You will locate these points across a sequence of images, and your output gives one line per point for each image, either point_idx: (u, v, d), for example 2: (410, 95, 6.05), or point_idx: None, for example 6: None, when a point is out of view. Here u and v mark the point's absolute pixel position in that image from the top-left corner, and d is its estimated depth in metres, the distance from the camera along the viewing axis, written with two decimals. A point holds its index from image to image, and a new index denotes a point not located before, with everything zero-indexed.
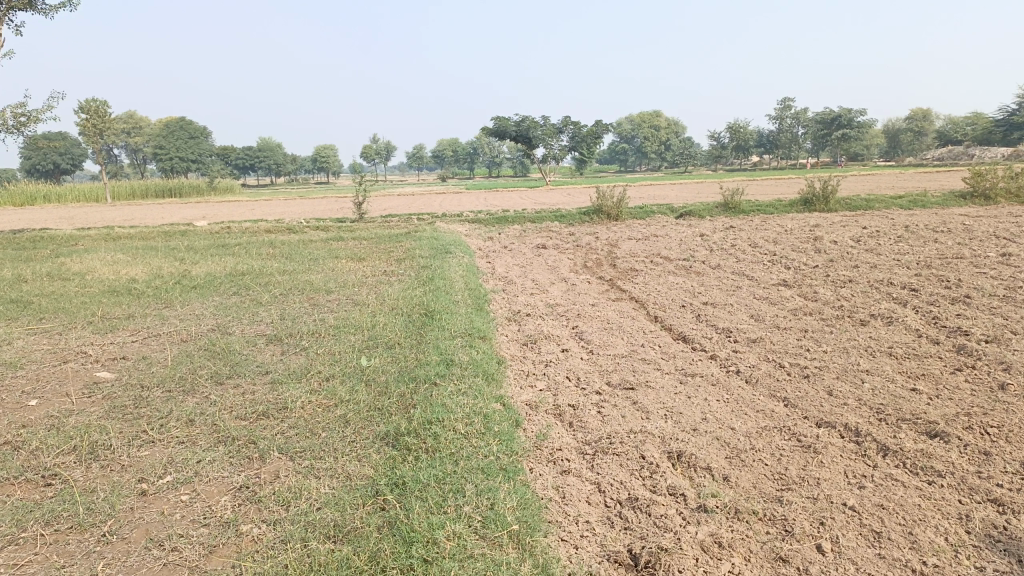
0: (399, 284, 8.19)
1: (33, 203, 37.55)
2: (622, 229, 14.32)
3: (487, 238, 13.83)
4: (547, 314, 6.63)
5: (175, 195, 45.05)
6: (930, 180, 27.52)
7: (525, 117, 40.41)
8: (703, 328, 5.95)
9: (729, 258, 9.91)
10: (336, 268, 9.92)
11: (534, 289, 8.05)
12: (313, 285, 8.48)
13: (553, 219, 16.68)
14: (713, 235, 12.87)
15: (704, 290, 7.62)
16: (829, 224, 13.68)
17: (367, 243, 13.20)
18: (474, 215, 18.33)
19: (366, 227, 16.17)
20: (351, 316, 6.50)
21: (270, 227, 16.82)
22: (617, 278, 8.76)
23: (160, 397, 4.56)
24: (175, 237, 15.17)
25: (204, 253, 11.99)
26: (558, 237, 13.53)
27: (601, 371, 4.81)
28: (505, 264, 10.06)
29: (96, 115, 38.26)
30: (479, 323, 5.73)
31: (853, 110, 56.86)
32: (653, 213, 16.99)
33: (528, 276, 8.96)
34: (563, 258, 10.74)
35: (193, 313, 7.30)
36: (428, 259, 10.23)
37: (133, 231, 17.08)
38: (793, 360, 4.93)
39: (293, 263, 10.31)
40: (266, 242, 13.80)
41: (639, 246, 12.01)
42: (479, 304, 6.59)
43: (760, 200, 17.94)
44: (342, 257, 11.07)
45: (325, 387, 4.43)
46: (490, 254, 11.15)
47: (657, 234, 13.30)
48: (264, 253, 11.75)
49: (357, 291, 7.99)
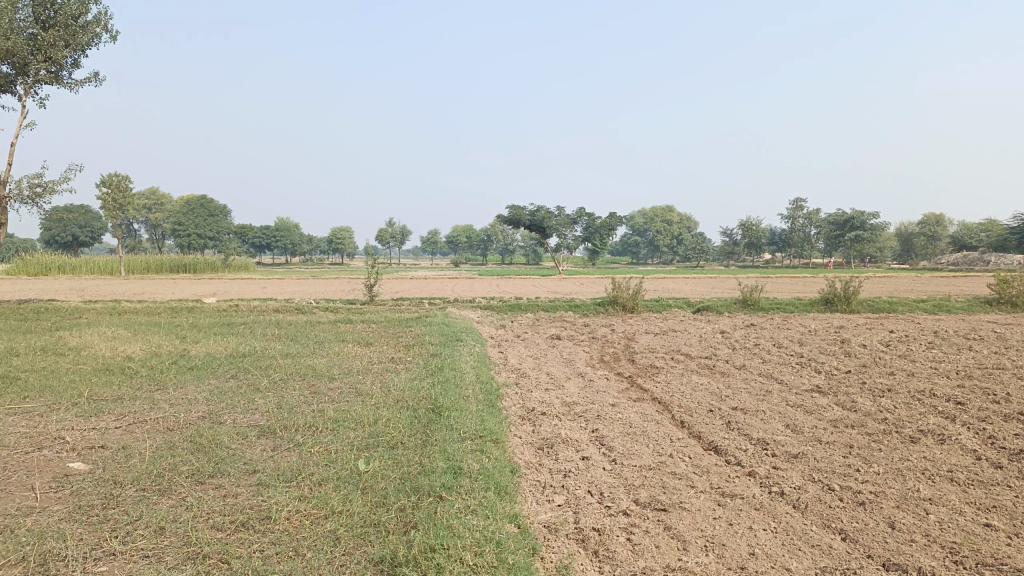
0: (407, 373, 7.74)
1: (46, 274, 37.70)
2: (639, 322, 13.91)
3: (500, 326, 13.43)
4: (564, 414, 6.13)
5: (188, 271, 45.28)
6: (949, 284, 27.21)
7: (540, 207, 40.75)
8: (735, 438, 5.43)
9: (754, 358, 9.43)
10: (341, 353, 9.50)
11: (549, 384, 7.57)
12: (315, 370, 8.03)
13: (568, 309, 16.32)
14: (734, 332, 12.43)
15: (731, 393, 7.12)
16: (854, 326, 13.23)
17: (376, 327, 12.80)
18: (487, 302, 18.01)
19: (376, 310, 15.84)
20: (352, 408, 6.02)
21: (278, 306, 16.52)
22: (637, 375, 8.28)
23: (130, 497, 4.05)
24: (181, 314, 14.86)
25: (207, 332, 11.60)
26: (573, 329, 13.12)
27: (627, 486, 4.28)
28: (518, 355, 9.61)
29: (118, 190, 38.83)
30: (492, 423, 5.23)
31: (866, 213, 57.23)
32: (670, 307, 16.62)
33: (543, 369, 8.50)
34: (579, 351, 10.29)
35: (185, 397, 6.84)
36: (438, 346, 9.81)
37: (140, 306, 16.80)
38: (843, 483, 4.39)
39: (297, 346, 9.89)
40: (273, 322, 13.44)
41: (657, 341, 11.56)
42: (491, 399, 6.11)
43: (779, 298, 17.57)
44: (349, 340, 10.66)
45: (316, 494, 3.92)
46: (503, 343, 10.70)
47: (675, 329, 12.87)
48: (268, 334, 11.37)
49: (362, 379, 7.53)
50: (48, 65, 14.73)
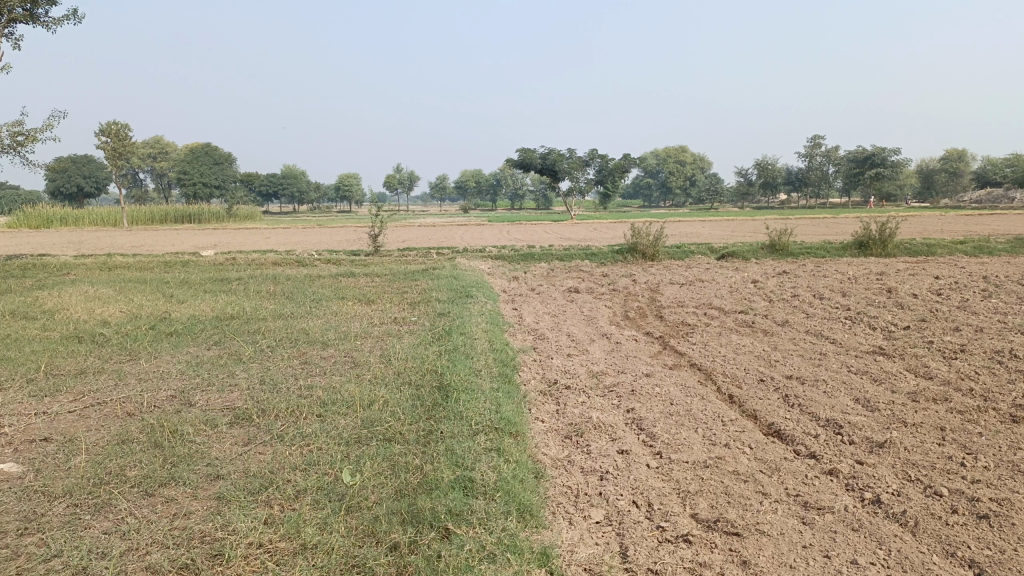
0: (410, 337, 6.87)
1: (50, 226, 37.00)
2: (661, 271, 12.97)
3: (512, 278, 12.52)
4: (591, 388, 5.25)
5: (193, 220, 44.43)
6: (980, 222, 26.05)
7: (551, 149, 39.43)
8: (800, 419, 4.55)
9: (795, 312, 8.50)
10: (340, 312, 8.63)
11: (570, 348, 6.69)
12: (308, 334, 7.17)
13: (584, 257, 15.36)
14: (767, 281, 11.46)
15: (781, 357, 6.22)
16: (895, 273, 12.24)
17: (380, 281, 11.92)
18: (498, 251, 17.09)
19: (382, 261, 14.96)
20: (343, 385, 5.15)
21: (277, 258, 15.63)
22: (669, 335, 7.36)
23: (55, 519, 3.21)
24: (175, 269, 14.04)
25: (198, 289, 10.74)
26: (592, 279, 12.21)
27: (682, 493, 3.41)
28: (534, 311, 8.72)
29: (116, 138, 37.62)
30: (509, 407, 4.34)
31: (887, 150, 55.44)
32: (692, 253, 15.64)
33: (563, 329, 7.60)
34: (600, 305, 9.39)
35: (156, 372, 5.99)
36: (446, 304, 8.93)
37: (132, 260, 15.93)
38: (952, 485, 3.50)
39: (292, 306, 9.02)
40: (270, 277, 12.58)
41: (684, 292, 10.64)
42: (506, 373, 5.23)
43: (809, 242, 16.51)
44: (349, 298, 9.78)
45: (288, 514, 3.06)
46: (517, 298, 9.81)
47: (702, 279, 11.92)
48: (263, 291, 10.51)
49: (359, 345, 6.65)
50: (20, 3, 13.53)
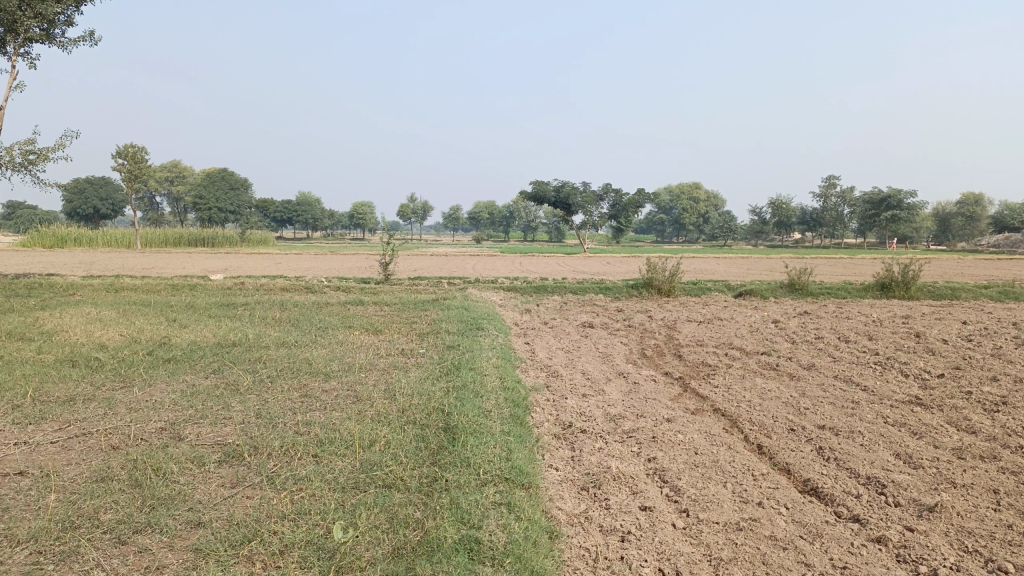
0: (417, 371, 6.54)
1: (64, 246, 37.10)
2: (677, 308, 12.62)
3: (524, 311, 12.21)
4: (609, 432, 4.89)
5: (207, 244, 44.50)
6: (1000, 267, 25.60)
7: (565, 183, 39.38)
8: (838, 476, 4.18)
9: (820, 355, 8.13)
10: (345, 342, 8.32)
11: (586, 387, 6.34)
12: (310, 365, 6.86)
13: (598, 292, 15.03)
14: (787, 322, 11.09)
15: (810, 404, 5.84)
16: (920, 316, 11.85)
17: (389, 310, 11.64)
18: (510, 282, 16.79)
19: (392, 290, 14.68)
20: (343, 422, 4.81)
21: (286, 285, 15.39)
22: (689, 376, 7.00)
23: (13, 568, 2.87)
24: (182, 292, 13.80)
25: (202, 314, 10.48)
26: (606, 314, 11.87)
27: (713, 560, 3.04)
28: (547, 347, 8.39)
29: (133, 161, 37.84)
30: (520, 454, 3.99)
31: (904, 191, 55.11)
32: (708, 290, 15.30)
33: (578, 367, 7.26)
34: (615, 342, 9.04)
35: (148, 401, 5.68)
36: (456, 336, 8.62)
37: (139, 283, 15.73)
38: (1017, 560, 3.12)
39: (297, 334, 8.72)
40: (277, 303, 12.32)
41: (702, 331, 10.30)
42: (517, 414, 4.88)
43: (829, 282, 16.14)
44: (356, 327, 9.48)
45: (271, 574, 2.72)
46: (529, 332, 9.49)
47: (721, 317, 11.57)
48: (268, 317, 10.23)
49: (363, 378, 6.32)
50: (39, 23, 13.54)
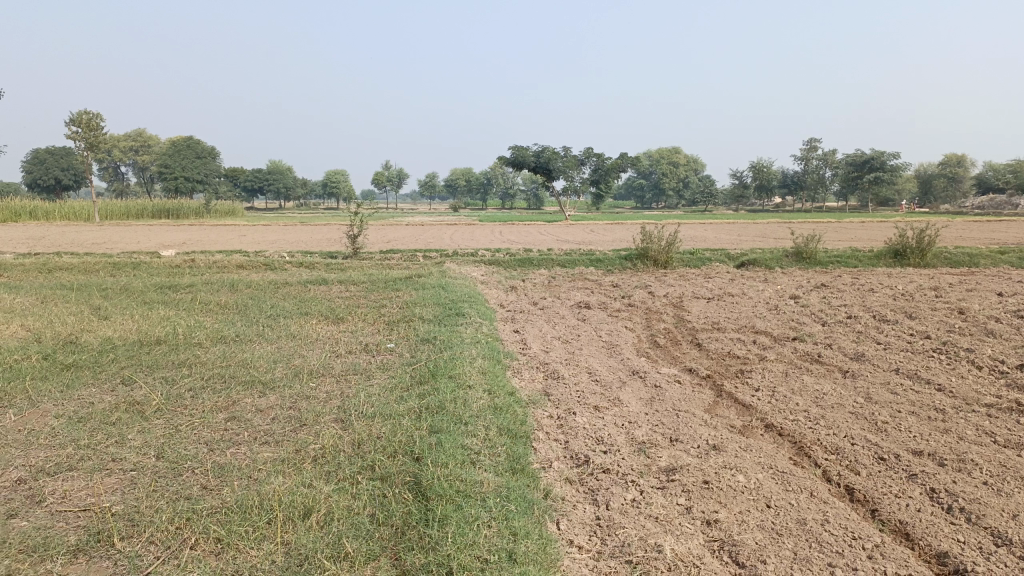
0: (382, 379, 5.15)
1: (17, 220, 34.97)
2: (680, 283, 11.32)
3: (510, 289, 10.83)
4: (641, 473, 3.55)
5: (171, 216, 42.47)
6: (998, 229, 24.63)
7: (544, 147, 37.80)
8: (986, 551, 2.89)
9: (865, 342, 6.88)
10: (297, 335, 6.89)
11: (598, 395, 5.01)
12: (248, 371, 5.45)
13: (588, 264, 13.69)
14: (808, 297, 9.82)
15: (887, 417, 4.56)
16: (949, 288, 10.67)
17: (356, 291, 10.20)
18: (492, 254, 15.39)
19: (362, 266, 13.22)
20: (272, 471, 3.42)
21: (243, 261, 13.82)
22: (718, 375, 5.68)
23: None
24: (123, 273, 12.23)
25: (134, 300, 8.96)
26: (602, 293, 10.50)
27: None
28: (541, 337, 7.04)
29: (88, 129, 35.53)
30: (527, 540, 2.65)
31: (887, 153, 54.14)
32: (708, 260, 14.02)
33: (582, 365, 5.90)
34: (619, 327, 7.69)
35: (17, 432, 4.25)
36: (432, 324, 7.23)
37: (79, 261, 14.06)
38: None
39: (241, 325, 7.28)
40: (227, 284, 10.81)
41: (714, 309, 9.01)
42: (517, 454, 3.53)
43: (836, 249, 14.93)
44: (313, 313, 8.05)
45: None
46: (518, 317, 8.13)
47: (731, 292, 10.30)
48: (211, 303, 8.76)
49: (312, 389, 4.93)
50: None
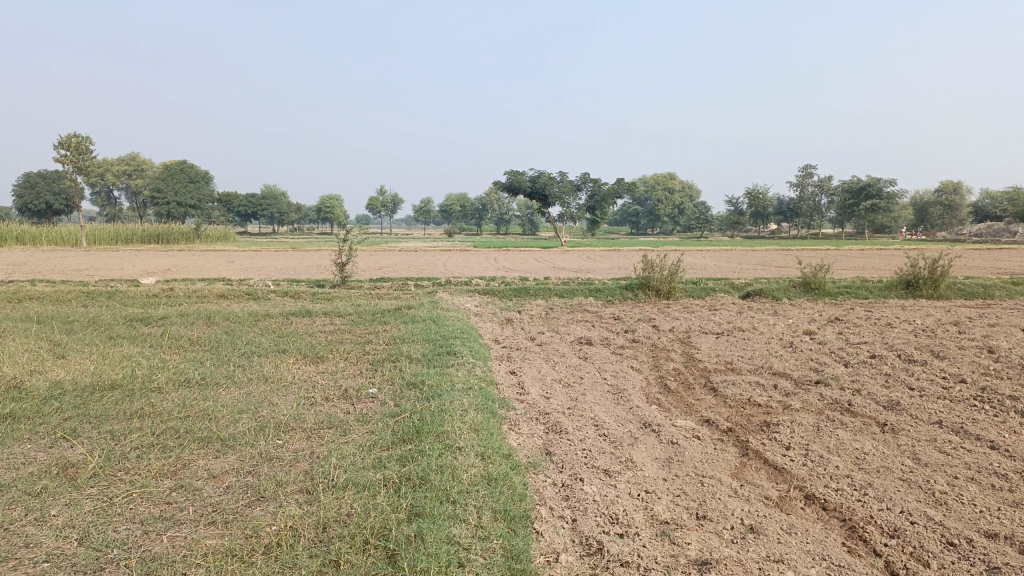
0: (360, 437, 4.49)
1: (4, 244, 34.32)
2: (685, 315, 10.71)
3: (505, 322, 10.21)
4: (667, 567, 2.89)
5: (161, 241, 41.86)
6: (1001, 259, 24.19)
7: (540, 173, 37.43)
8: None
9: (896, 387, 6.26)
10: (271, 377, 6.24)
11: (607, 453, 4.37)
12: (208, 423, 4.79)
13: (587, 294, 13.09)
14: (823, 332, 9.22)
15: (946, 486, 3.93)
16: (971, 322, 10.10)
17: (341, 324, 9.56)
18: (486, 284, 14.77)
19: (350, 296, 12.58)
20: (212, 568, 2.76)
21: (225, 290, 13.17)
22: (741, 428, 5.05)
23: None
24: (96, 303, 11.56)
25: (100, 335, 8.30)
26: (603, 327, 9.88)
27: None
28: (539, 379, 6.40)
29: (77, 152, 34.99)
30: None
31: (883, 180, 54.00)
32: (712, 291, 13.45)
33: (587, 415, 5.26)
34: (625, 367, 7.07)
35: None
36: (420, 365, 6.60)
37: (52, 290, 13.37)
38: None
39: (210, 366, 6.62)
40: (204, 316, 10.17)
41: (724, 346, 8.39)
42: (517, 547, 2.87)
43: (844, 279, 14.39)
44: (290, 351, 7.39)
45: None
46: (513, 355, 7.49)
47: (741, 326, 9.70)
48: (182, 339, 8.09)
49: (276, 449, 4.27)
50: None
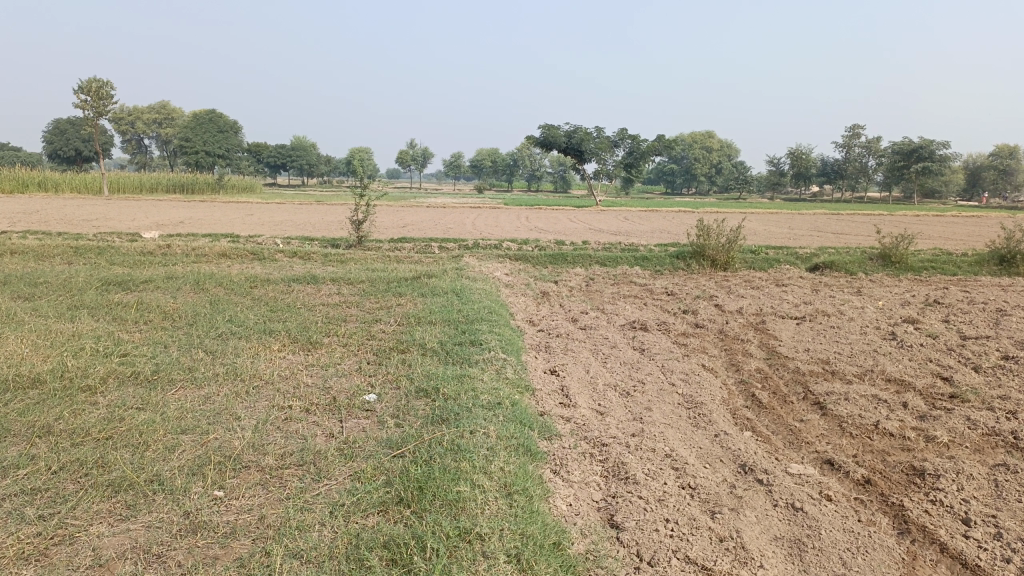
0: (337, 489, 3.07)
1: (25, 191, 33.37)
2: (751, 293, 9.12)
3: (541, 297, 8.71)
4: None
5: (186, 191, 40.81)
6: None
7: (576, 127, 35.45)
8: None
9: None
10: (243, 371, 4.83)
11: (703, 528, 2.91)
12: (128, 455, 3.39)
13: (633, 263, 11.53)
14: (926, 321, 7.61)
15: None
16: None
17: (349, 295, 8.12)
18: (518, 247, 13.24)
19: (365, 259, 11.16)
20: None
21: (228, 248, 11.77)
22: (881, 481, 3.57)
23: None
24: (82, 261, 10.26)
25: (58, 304, 6.94)
26: (655, 305, 8.34)
27: None
28: (587, 384, 4.93)
29: (97, 96, 33.69)
30: None
31: (936, 143, 50.86)
32: (775, 262, 11.81)
33: (661, 447, 3.79)
34: (695, 366, 5.57)
35: None
36: (434, 359, 5.15)
37: (41, 243, 12.08)
38: None
39: (170, 353, 5.22)
40: (193, 280, 8.79)
41: (812, 336, 6.84)
42: None
43: (925, 253, 12.63)
44: (278, 332, 5.98)
45: None
46: (552, 345, 6.01)
47: (823, 309, 8.11)
48: (152, 312, 6.70)
49: (209, 512, 2.86)
50: None
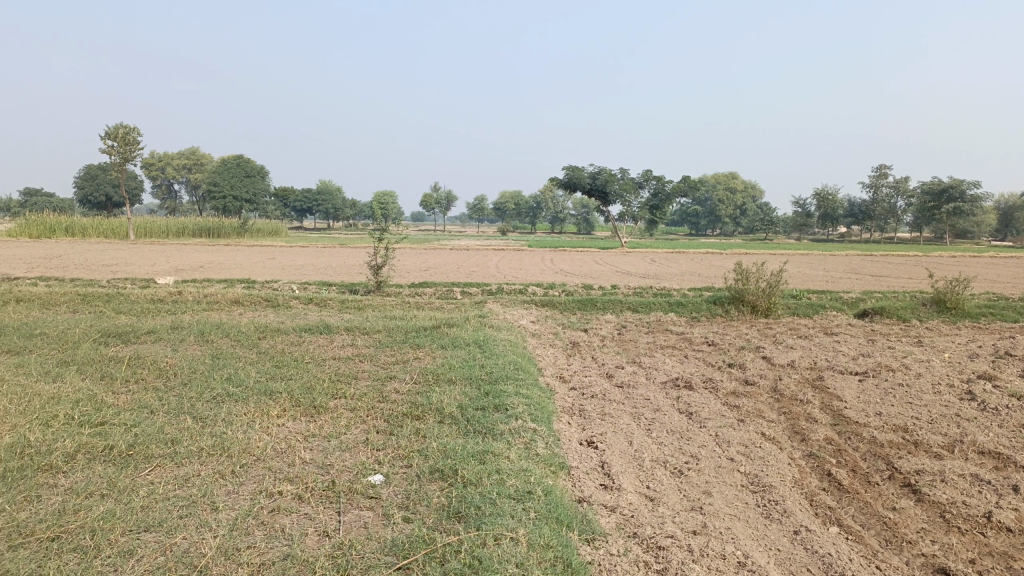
0: None
1: (52, 236, 33.49)
2: (801, 344, 8.34)
3: (571, 348, 8.00)
4: None
5: (211, 236, 40.86)
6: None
7: (601, 168, 35.03)
8: None
9: None
10: (231, 444, 4.17)
11: None
12: (70, 566, 2.72)
13: (667, 311, 10.80)
14: (1004, 377, 6.78)
15: None
16: None
17: (362, 348, 7.47)
18: (544, 292, 12.58)
19: (383, 307, 10.56)
20: None
21: (240, 295, 11.23)
22: None
23: None
24: (87, 310, 9.77)
25: (46, 360, 6.36)
26: (697, 359, 7.59)
27: None
28: (630, 460, 4.20)
29: (125, 142, 33.92)
30: None
31: (968, 182, 49.75)
32: (819, 309, 11.01)
33: (731, 550, 3.06)
34: (754, 436, 4.81)
35: None
36: (451, 429, 4.44)
37: (50, 291, 11.64)
38: None
39: (152, 421, 4.58)
40: (198, 330, 8.21)
41: (880, 395, 6.04)
42: None
43: (981, 298, 11.75)
44: (278, 394, 5.33)
45: None
46: (586, 409, 5.29)
47: (883, 362, 7.31)
48: (146, 369, 6.09)
49: None
50: None
